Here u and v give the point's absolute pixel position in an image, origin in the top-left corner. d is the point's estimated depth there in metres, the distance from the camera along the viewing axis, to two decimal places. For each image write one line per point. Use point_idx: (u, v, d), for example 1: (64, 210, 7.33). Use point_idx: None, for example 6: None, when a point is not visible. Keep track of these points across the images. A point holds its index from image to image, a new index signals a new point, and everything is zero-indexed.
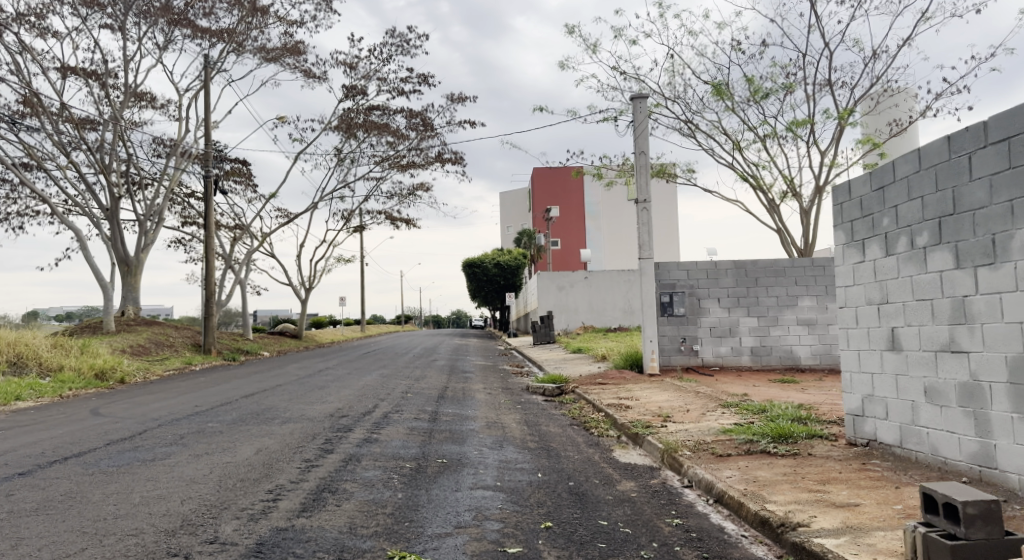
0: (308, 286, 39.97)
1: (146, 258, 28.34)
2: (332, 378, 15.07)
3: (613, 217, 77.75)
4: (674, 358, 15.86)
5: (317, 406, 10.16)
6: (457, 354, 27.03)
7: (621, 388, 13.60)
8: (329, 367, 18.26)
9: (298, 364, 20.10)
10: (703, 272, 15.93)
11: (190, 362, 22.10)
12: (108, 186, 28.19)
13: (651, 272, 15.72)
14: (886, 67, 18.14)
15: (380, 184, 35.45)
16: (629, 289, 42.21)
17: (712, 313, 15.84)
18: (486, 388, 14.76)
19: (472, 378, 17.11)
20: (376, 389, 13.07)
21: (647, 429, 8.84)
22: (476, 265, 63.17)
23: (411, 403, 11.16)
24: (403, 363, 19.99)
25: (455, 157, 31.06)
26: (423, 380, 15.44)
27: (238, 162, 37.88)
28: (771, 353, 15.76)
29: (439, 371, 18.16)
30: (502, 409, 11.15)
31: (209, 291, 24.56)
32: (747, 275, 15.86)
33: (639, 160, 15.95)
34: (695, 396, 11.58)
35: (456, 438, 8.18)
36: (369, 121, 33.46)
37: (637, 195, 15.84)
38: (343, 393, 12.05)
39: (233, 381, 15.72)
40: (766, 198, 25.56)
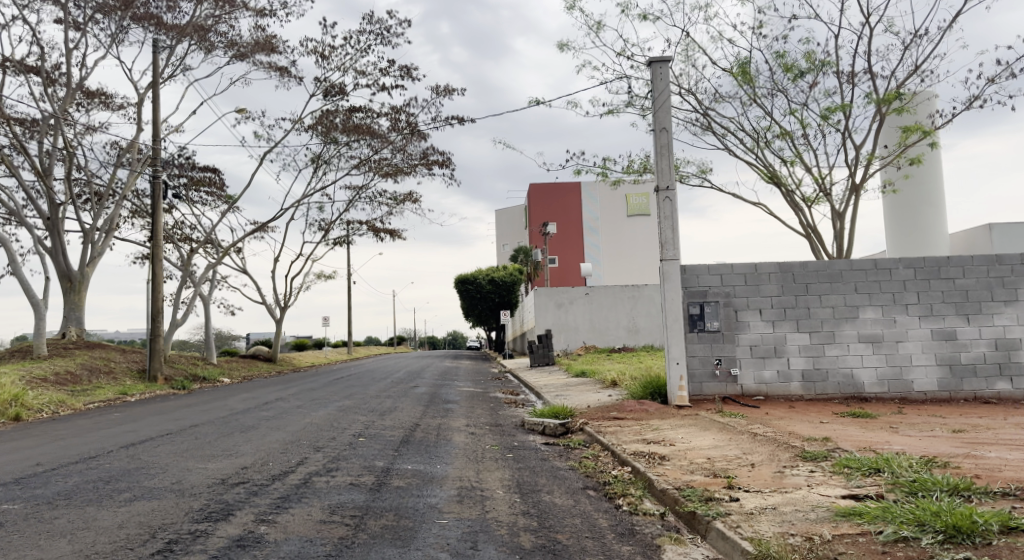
0: (284, 305, 36.71)
1: (93, 272, 25.11)
2: (273, 415, 11.84)
3: (612, 232, 75.29)
4: (706, 386, 12.54)
5: (210, 467, 6.92)
6: (443, 379, 23.77)
7: (647, 426, 10.42)
8: (281, 398, 15.02)
9: (249, 394, 16.82)
10: (741, 277, 12.78)
11: (127, 392, 18.85)
12: (49, 193, 25.09)
13: (676, 277, 12.60)
14: (925, 54, 15.23)
15: (362, 191, 32.44)
16: (633, 306, 39.14)
17: (752, 328, 12.68)
18: (468, 424, 11.52)
19: (453, 410, 13.82)
20: (319, 431, 9.81)
21: (709, 503, 5.63)
22: (469, 282, 59.69)
23: (355, 455, 7.91)
24: (373, 391, 16.80)
25: (443, 159, 28.16)
26: (389, 415, 12.21)
27: (206, 168, 34.74)
28: (827, 380, 12.60)
29: (414, 402, 14.90)
30: (485, 463, 7.90)
31: (155, 310, 21.33)
32: (795, 280, 12.79)
33: (660, 136, 12.85)
34: (754, 441, 8.35)
35: (400, 534, 4.90)
36: (350, 124, 30.44)
37: (658, 180, 12.72)
38: (267, 441, 8.80)
39: (150, 417, 12.46)
40: (793, 197, 22.57)
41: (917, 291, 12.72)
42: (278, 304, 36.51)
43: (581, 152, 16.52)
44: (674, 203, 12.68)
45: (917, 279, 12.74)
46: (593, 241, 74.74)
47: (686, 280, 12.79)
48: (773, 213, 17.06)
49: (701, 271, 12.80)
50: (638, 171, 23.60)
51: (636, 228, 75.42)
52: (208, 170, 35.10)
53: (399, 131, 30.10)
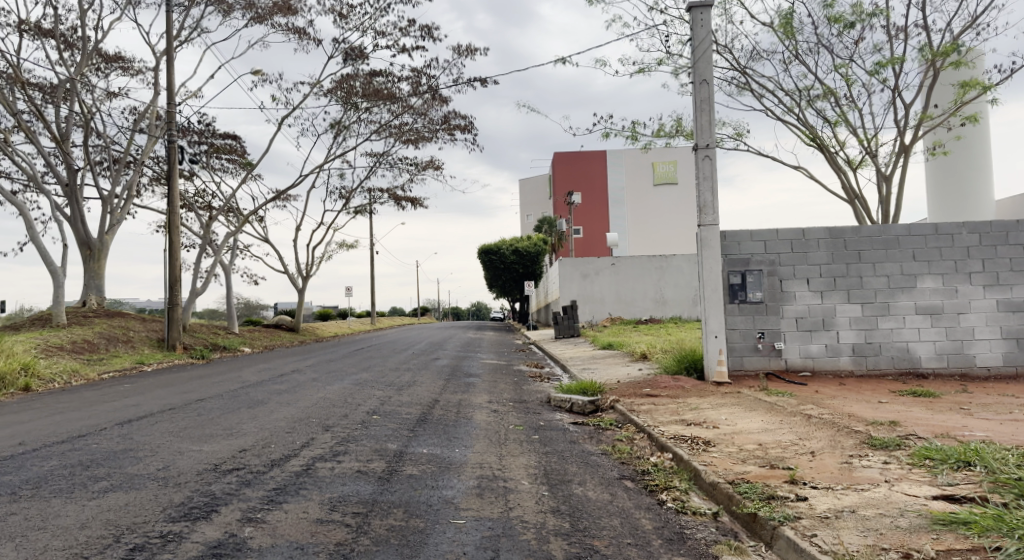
0: (306, 274, 36.25)
1: (112, 240, 24.68)
2: (285, 388, 11.19)
3: (638, 202, 73.96)
4: (748, 360, 11.63)
5: (206, 450, 6.22)
6: (466, 350, 23.09)
7: (684, 405, 9.58)
8: (297, 369, 14.41)
9: (264, 365, 16.26)
10: (787, 243, 11.81)
11: (144, 361, 18.43)
12: (66, 158, 24.57)
13: (716, 244, 11.65)
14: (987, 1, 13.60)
15: (384, 158, 31.69)
16: (661, 276, 38.14)
17: (799, 298, 11.73)
18: (491, 400, 10.78)
19: (476, 384, 13.09)
20: (331, 407, 9.12)
21: (774, 502, 4.80)
22: (493, 252, 58.88)
23: (367, 435, 7.19)
24: (393, 362, 16.13)
25: (465, 124, 27.24)
26: (408, 389, 11.50)
27: (226, 135, 34.08)
28: (880, 354, 11.64)
29: (435, 374, 14.21)
30: (509, 446, 7.13)
31: (173, 278, 20.83)
32: (846, 247, 11.81)
33: (700, 90, 11.81)
34: (809, 424, 7.49)
35: (408, 540, 4.12)
36: (370, 88, 29.55)
37: (697, 140, 11.71)
38: (274, 418, 8.11)
39: (159, 388, 11.89)
40: (835, 160, 21.39)
41: (981, 259, 11.62)
42: (299, 274, 36.02)
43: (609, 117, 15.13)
44: (715, 163, 11.68)
45: (982, 245, 11.63)
46: (619, 211, 73.40)
47: (726, 248, 11.83)
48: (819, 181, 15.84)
49: (743, 239, 11.83)
50: (674, 133, 22.61)
51: (663, 198, 74.01)
52: (228, 136, 34.45)
53: (422, 96, 29.18)
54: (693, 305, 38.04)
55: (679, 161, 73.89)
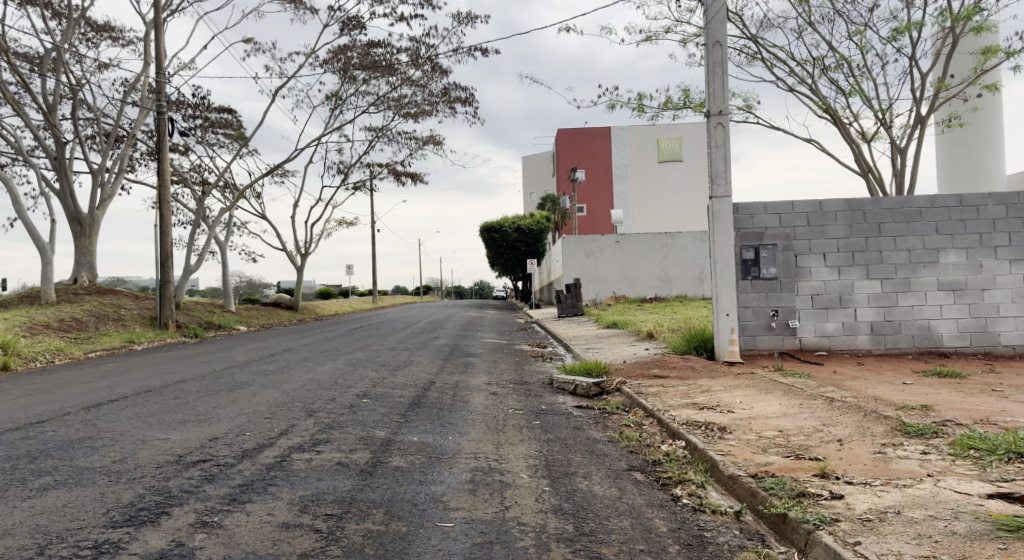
0: (304, 252, 35.66)
1: (104, 216, 24.07)
2: (273, 368, 10.64)
3: (643, 179, 73.13)
4: (761, 340, 11.02)
5: (172, 439, 5.65)
6: (467, 329, 22.54)
7: (694, 387, 9.00)
8: (290, 348, 13.86)
9: (257, 344, 15.73)
10: (803, 216, 11.17)
11: (135, 340, 17.92)
12: (55, 132, 23.87)
13: (728, 217, 10.99)
14: None
15: (383, 133, 30.96)
16: (666, 254, 37.50)
17: (814, 274, 11.10)
18: (490, 382, 10.21)
19: (475, 364, 12.51)
20: (319, 389, 8.55)
21: (807, 502, 4.21)
22: (495, 230, 58.15)
23: (352, 422, 6.61)
24: (389, 341, 15.58)
25: (464, 97, 26.48)
26: (402, 370, 10.94)
27: (222, 109, 33.30)
28: (900, 333, 11.03)
29: (433, 354, 13.65)
30: (508, 433, 6.56)
31: (164, 255, 20.25)
32: (865, 220, 11.15)
33: (713, 53, 11.09)
34: (832, 409, 6.89)
35: (385, 549, 3.54)
36: (367, 60, 28.73)
37: (709, 106, 11.03)
38: (255, 402, 7.54)
39: (142, 367, 11.36)
40: (849, 132, 20.64)
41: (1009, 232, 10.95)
42: (298, 252, 35.43)
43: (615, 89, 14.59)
44: (728, 130, 11.01)
45: (1009, 217, 10.96)
46: (623, 188, 72.55)
47: (738, 222, 11.17)
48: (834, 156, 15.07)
49: (757, 212, 11.18)
50: (681, 105, 21.93)
51: (667, 175, 73.18)
52: (224, 111, 33.68)
53: (421, 68, 28.39)
54: (698, 283, 37.43)
55: (684, 137, 72.94)
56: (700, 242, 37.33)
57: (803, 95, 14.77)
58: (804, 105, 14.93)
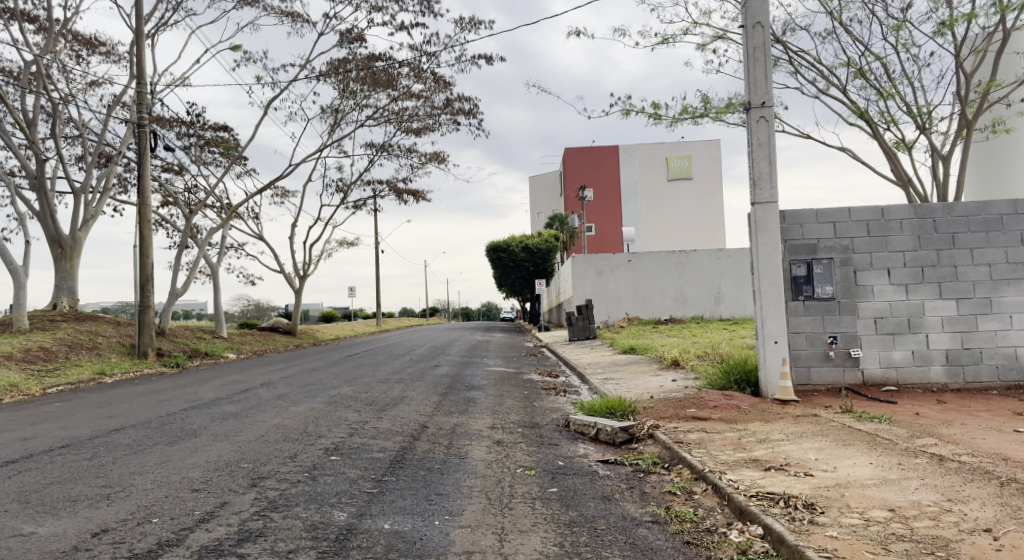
0: (303, 274, 34.18)
1: (85, 236, 22.61)
2: (239, 410, 8.95)
3: (652, 197, 71.65)
4: (817, 371, 9.27)
5: (36, 539, 3.95)
6: (472, 355, 20.79)
7: (747, 435, 7.30)
8: (268, 382, 12.17)
9: (235, 376, 14.07)
10: (862, 226, 9.51)
11: (106, 371, 16.29)
12: (34, 148, 22.45)
13: (775, 226, 9.33)
14: None
15: (384, 149, 29.57)
16: (680, 273, 35.80)
17: (877, 294, 9.41)
18: (495, 425, 8.50)
19: (477, 400, 10.79)
20: (282, 441, 6.86)
21: None
22: (502, 250, 56.44)
23: (305, 498, 4.91)
24: (383, 372, 13.86)
25: (469, 109, 25.04)
26: (392, 409, 9.24)
27: (218, 126, 31.95)
28: (981, 363, 9.28)
29: (430, 387, 11.96)
30: (516, 512, 4.84)
31: (143, 278, 18.67)
32: (935, 229, 9.46)
33: (754, 35, 9.49)
34: (949, 474, 5.18)
35: None
36: (367, 73, 27.41)
37: (750, 96, 9.42)
38: (191, 464, 5.84)
39: (86, 407, 9.67)
40: (883, 139, 19.02)
41: None
42: (296, 274, 33.92)
43: (627, 96, 13.16)
44: (773, 125, 9.39)
45: None
46: (633, 206, 71.11)
47: (786, 233, 9.50)
48: (865, 161, 13.88)
49: (808, 221, 9.52)
50: (699, 114, 20.32)
51: (678, 193, 71.75)
52: (221, 128, 32.35)
53: (422, 81, 27.12)
54: (715, 303, 35.66)
55: (695, 154, 71.70)
56: (715, 260, 35.68)
57: (832, 100, 13.56)
58: (834, 110, 13.68)
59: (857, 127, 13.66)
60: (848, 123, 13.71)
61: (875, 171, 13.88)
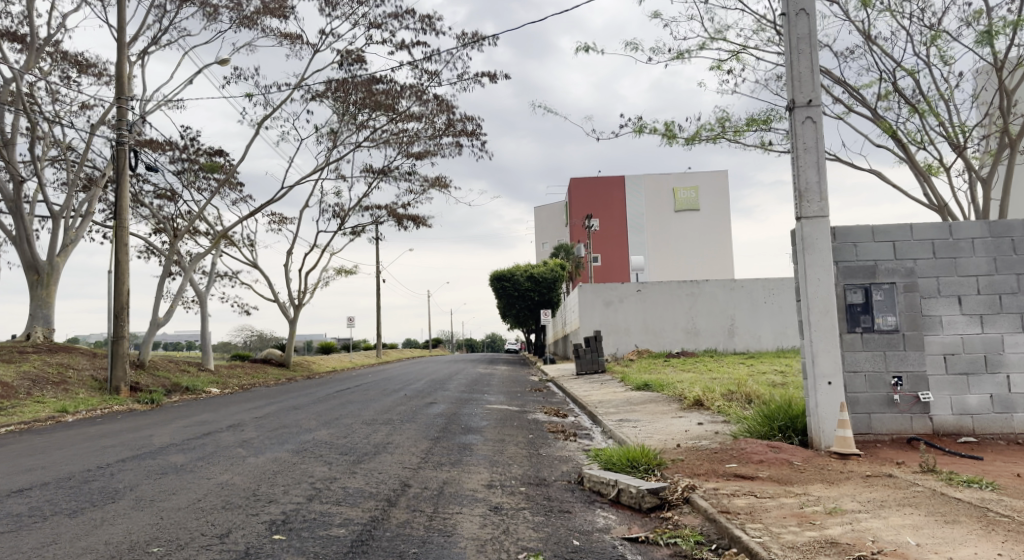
0: (298, 304, 32.75)
1: (63, 262, 21.27)
2: (187, 461, 7.45)
3: (660, 228, 70.51)
4: (879, 418, 7.76)
5: None
6: (473, 391, 19.24)
7: (812, 503, 5.79)
8: (236, 425, 10.64)
9: (204, 417, 12.52)
10: (926, 245, 8.07)
11: (67, 408, 14.76)
12: (11, 168, 21.21)
13: (825, 245, 7.92)
14: None
15: (384, 174, 28.38)
16: (692, 304, 34.33)
17: (947, 326, 7.94)
18: (493, 483, 6.99)
19: (474, 447, 9.26)
20: (220, 511, 5.36)
21: None
22: (506, 280, 54.92)
23: None
24: (370, 413, 12.30)
25: (473, 131, 23.87)
26: (370, 461, 7.70)
27: (213, 151, 30.74)
28: None
29: (420, 431, 10.43)
30: None
31: (118, 307, 17.29)
32: (1013, 251, 8.03)
33: (797, 24, 8.19)
34: None
35: None
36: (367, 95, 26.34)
37: (794, 95, 8.09)
38: (80, 550, 4.34)
39: (9, 457, 8.15)
40: (915, 161, 17.54)
41: None
42: (291, 303, 32.52)
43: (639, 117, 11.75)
44: (820, 127, 8.04)
45: None
46: (640, 237, 69.92)
47: (837, 254, 8.07)
48: (899, 186, 12.53)
49: (862, 240, 8.09)
50: (713, 134, 18.84)
51: (686, 224, 70.57)
52: (216, 153, 31.15)
53: (423, 102, 25.96)
54: (728, 336, 34.11)
55: (703, 185, 70.81)
56: (729, 291, 34.24)
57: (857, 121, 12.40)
58: (860, 133, 12.46)
59: (887, 148, 12.37)
60: (877, 145, 12.41)
61: (913, 197, 12.49)
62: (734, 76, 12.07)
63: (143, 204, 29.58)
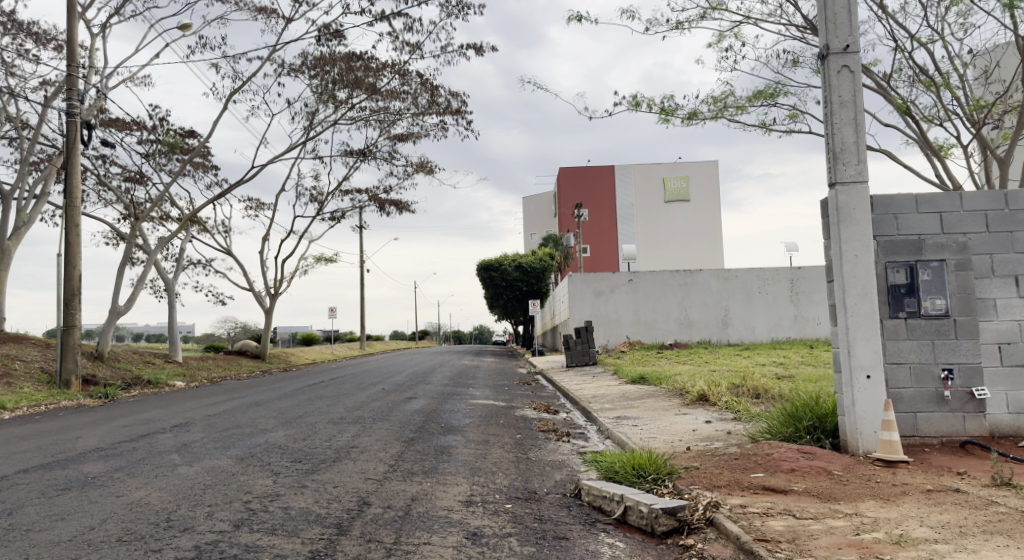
0: (274, 293, 31.43)
1: (15, 246, 19.77)
2: (102, 470, 6.20)
3: (649, 219, 69.44)
4: (927, 419, 6.62)
5: None
6: (456, 384, 18.03)
7: (870, 528, 4.61)
8: (183, 424, 9.37)
9: (154, 414, 11.23)
10: (980, 217, 6.91)
11: (9, 404, 13.42)
12: None
13: (862, 217, 6.77)
14: None
15: (365, 156, 27.01)
16: (685, 295, 33.26)
17: (1003, 310, 6.80)
18: (473, 498, 5.80)
19: (452, 449, 8.06)
20: (111, 547, 4.11)
21: None
22: (493, 270, 53.67)
23: None
24: (339, 410, 11.05)
25: (457, 110, 22.54)
26: (326, 470, 6.47)
27: (184, 132, 29.24)
28: None
29: (392, 431, 9.22)
30: None
31: (69, 294, 15.95)
32: None
33: None
34: None
35: None
36: (344, 72, 24.85)
37: (828, 41, 6.91)
38: None
39: None
40: (925, 140, 16.42)
41: None
42: (267, 292, 31.19)
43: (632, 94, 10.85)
44: (859, 78, 6.87)
45: None
46: (629, 228, 68.88)
47: (877, 227, 6.89)
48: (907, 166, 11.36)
49: (905, 211, 6.92)
50: (712, 113, 17.26)
51: (675, 215, 69.51)
52: (188, 134, 29.66)
53: (406, 80, 24.57)
54: (722, 327, 33.07)
55: (692, 175, 69.75)
56: (723, 281, 33.21)
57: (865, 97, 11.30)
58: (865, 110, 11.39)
59: (895, 127, 11.29)
60: (884, 124, 11.34)
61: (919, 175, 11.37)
62: (733, 52, 10.87)
63: (110, 187, 28.08)
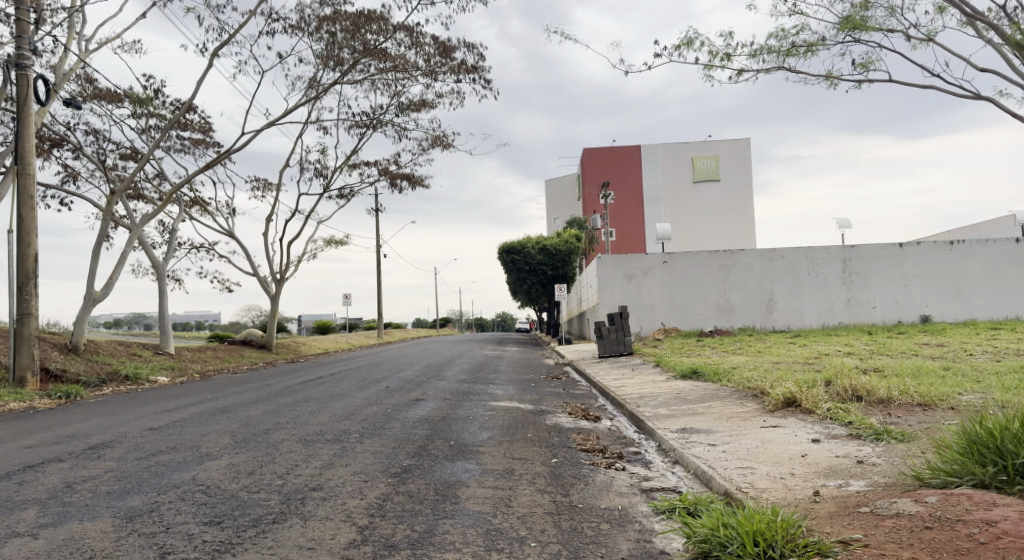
0: (280, 278, 29.13)
1: None
2: None
3: (676, 200, 66.25)
4: None
5: None
6: (475, 379, 15.52)
7: None
8: (99, 447, 6.89)
9: (86, 425, 8.78)
10: None
11: None
12: None
13: None
14: None
15: (374, 127, 24.46)
16: (726, 277, 30.42)
17: None
18: None
19: (459, 490, 5.50)
20: None
21: None
22: (516, 253, 50.94)
23: None
24: (319, 421, 8.53)
25: (474, 68, 19.87)
26: (248, 549, 3.97)
27: (182, 106, 26.85)
28: None
29: (379, 454, 6.69)
30: None
31: (21, 277, 13.69)
32: None
33: None
34: None
35: None
36: (349, 32, 22.19)
37: None
38: None
39: None
40: None
41: None
42: (273, 277, 28.97)
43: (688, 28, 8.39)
44: None
45: None
46: (656, 210, 65.82)
47: None
48: None
49: None
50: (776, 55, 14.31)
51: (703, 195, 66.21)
52: (186, 108, 27.28)
53: (419, 42, 21.95)
54: (766, 313, 30.18)
55: (722, 154, 66.50)
56: (767, 262, 30.28)
57: None
58: None
59: None
60: None
61: None
62: None
63: (101, 165, 25.87)
